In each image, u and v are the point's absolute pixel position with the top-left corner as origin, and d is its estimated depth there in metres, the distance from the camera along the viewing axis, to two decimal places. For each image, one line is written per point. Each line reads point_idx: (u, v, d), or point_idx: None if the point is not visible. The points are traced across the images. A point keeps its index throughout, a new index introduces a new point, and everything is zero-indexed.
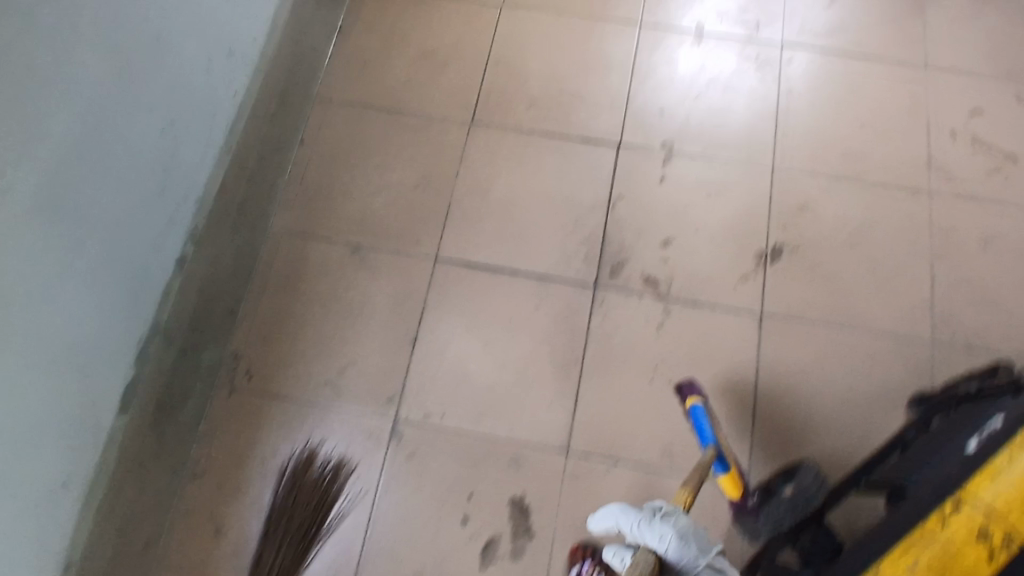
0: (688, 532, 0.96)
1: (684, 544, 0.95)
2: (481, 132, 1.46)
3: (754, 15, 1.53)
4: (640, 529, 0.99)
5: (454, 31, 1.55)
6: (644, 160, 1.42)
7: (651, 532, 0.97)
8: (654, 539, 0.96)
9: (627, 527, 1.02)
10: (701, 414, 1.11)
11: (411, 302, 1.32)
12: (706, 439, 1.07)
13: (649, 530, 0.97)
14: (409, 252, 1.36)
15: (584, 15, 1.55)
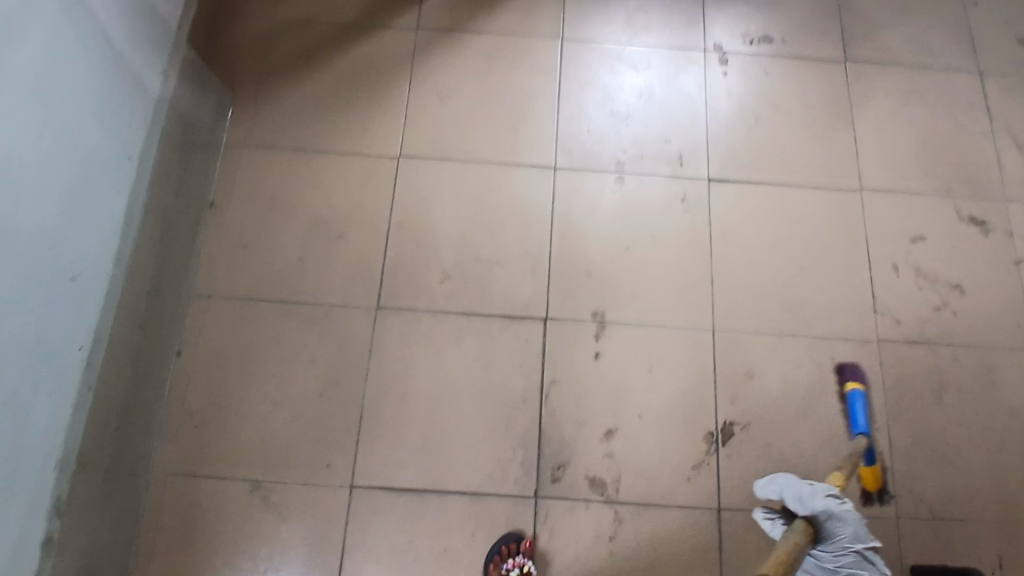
0: (859, 526, 0.96)
1: (862, 532, 0.96)
2: (389, 319, 1.26)
3: (676, 145, 1.42)
4: (809, 503, 0.95)
5: (348, 188, 1.35)
6: (576, 333, 1.28)
7: (843, 505, 0.95)
8: (858, 517, 0.96)
9: (803, 492, 0.96)
10: (858, 400, 1.15)
11: (329, 545, 1.14)
12: (859, 426, 1.13)
13: (849, 508, 0.95)
14: (320, 482, 1.17)
15: (492, 160, 1.39)
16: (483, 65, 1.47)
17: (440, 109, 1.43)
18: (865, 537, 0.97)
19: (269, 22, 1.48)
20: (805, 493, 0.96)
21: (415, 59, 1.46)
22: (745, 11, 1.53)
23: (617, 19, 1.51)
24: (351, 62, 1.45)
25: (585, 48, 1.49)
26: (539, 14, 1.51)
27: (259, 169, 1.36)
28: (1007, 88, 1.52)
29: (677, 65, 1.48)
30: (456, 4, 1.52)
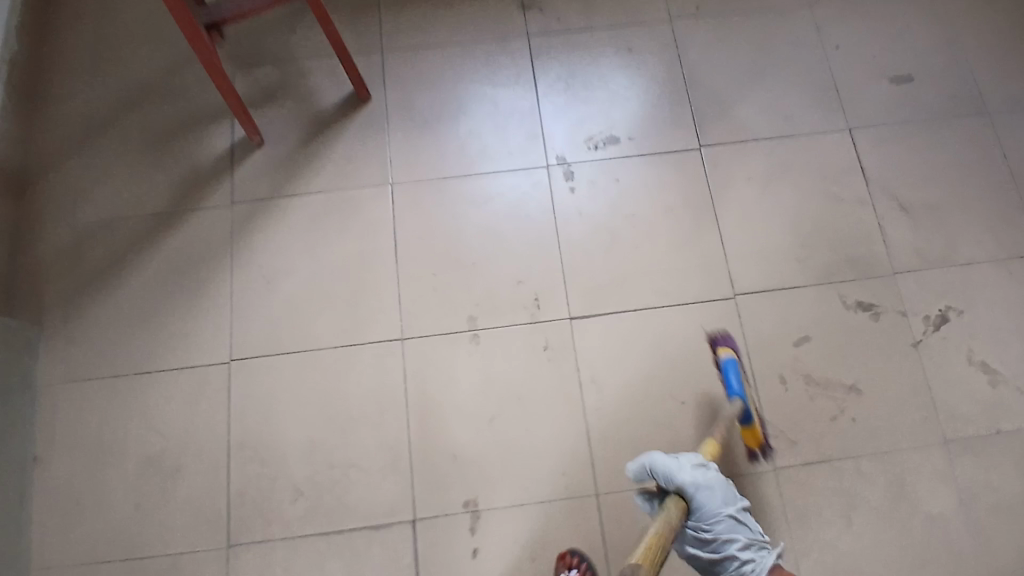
0: (725, 488, 1.01)
1: (727, 497, 1.01)
2: (242, 559, 1.15)
3: (531, 284, 1.30)
4: (679, 479, 0.99)
5: (179, 409, 1.23)
6: (448, 529, 1.16)
7: (698, 475, 1.00)
8: (716, 482, 1.01)
9: (667, 473, 1.00)
10: (732, 366, 1.17)
11: None
12: (733, 390, 1.14)
13: (704, 476, 1.00)
14: None
15: (334, 343, 1.27)
16: (310, 233, 1.34)
17: (269, 294, 1.30)
18: (730, 500, 1.01)
19: (70, 230, 1.35)
20: (668, 473, 1.00)
21: (234, 241, 1.33)
22: (583, 115, 1.42)
23: (448, 149, 1.40)
24: (165, 259, 1.32)
25: (417, 190, 1.37)
26: (363, 159, 1.39)
27: (80, 407, 1.24)
28: (879, 142, 1.41)
29: (519, 190, 1.37)
30: (272, 165, 1.38)
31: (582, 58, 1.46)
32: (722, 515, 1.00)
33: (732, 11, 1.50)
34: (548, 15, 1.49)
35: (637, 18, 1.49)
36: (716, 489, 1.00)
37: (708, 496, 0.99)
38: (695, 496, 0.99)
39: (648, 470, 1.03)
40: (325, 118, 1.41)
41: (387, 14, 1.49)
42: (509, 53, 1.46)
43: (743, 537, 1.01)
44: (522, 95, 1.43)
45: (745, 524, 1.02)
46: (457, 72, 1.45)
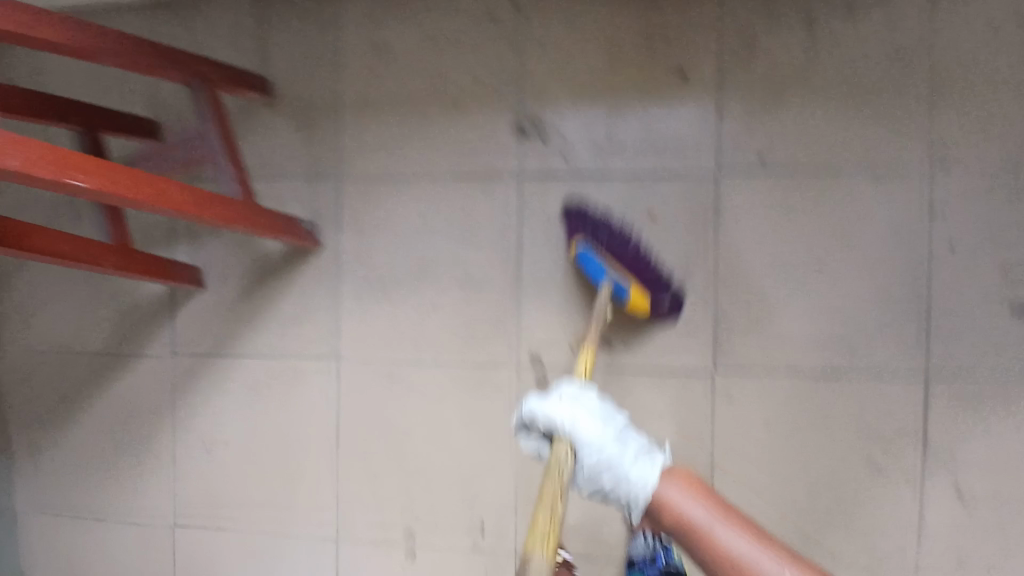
0: (605, 411, 0.85)
1: (608, 422, 0.83)
2: None
3: (478, 503, 1.16)
4: (548, 414, 0.85)
5: (127, 563, 1.27)
6: None
7: (569, 398, 0.85)
8: (596, 412, 0.84)
9: (538, 413, 0.86)
10: (588, 257, 1.06)
11: None
12: (596, 274, 1.05)
13: (580, 407, 0.84)
14: None
15: (270, 527, 1.21)
16: (251, 402, 1.22)
17: (209, 463, 1.23)
18: (611, 419, 0.84)
19: (20, 355, 1.30)
20: (538, 412, 0.86)
21: (176, 399, 1.25)
22: (574, 300, 1.13)
23: (406, 320, 1.18)
24: (109, 405, 1.28)
25: (367, 370, 1.19)
26: (310, 320, 1.21)
27: (48, 541, 1.31)
28: (962, 398, 1.05)
29: (482, 388, 1.16)
30: (211, 312, 1.23)
31: (585, 217, 1.13)
32: (601, 427, 0.82)
33: (810, 167, 1.07)
34: (551, 147, 1.14)
35: (669, 165, 1.10)
36: (592, 408, 0.84)
37: (587, 422, 0.82)
38: (576, 425, 0.82)
39: (526, 419, 0.89)
40: (270, 262, 1.21)
41: (349, 126, 1.18)
42: (492, 200, 1.15)
43: (632, 450, 0.80)
44: (502, 264, 1.15)
45: (631, 446, 0.81)
46: (426, 220, 1.17)
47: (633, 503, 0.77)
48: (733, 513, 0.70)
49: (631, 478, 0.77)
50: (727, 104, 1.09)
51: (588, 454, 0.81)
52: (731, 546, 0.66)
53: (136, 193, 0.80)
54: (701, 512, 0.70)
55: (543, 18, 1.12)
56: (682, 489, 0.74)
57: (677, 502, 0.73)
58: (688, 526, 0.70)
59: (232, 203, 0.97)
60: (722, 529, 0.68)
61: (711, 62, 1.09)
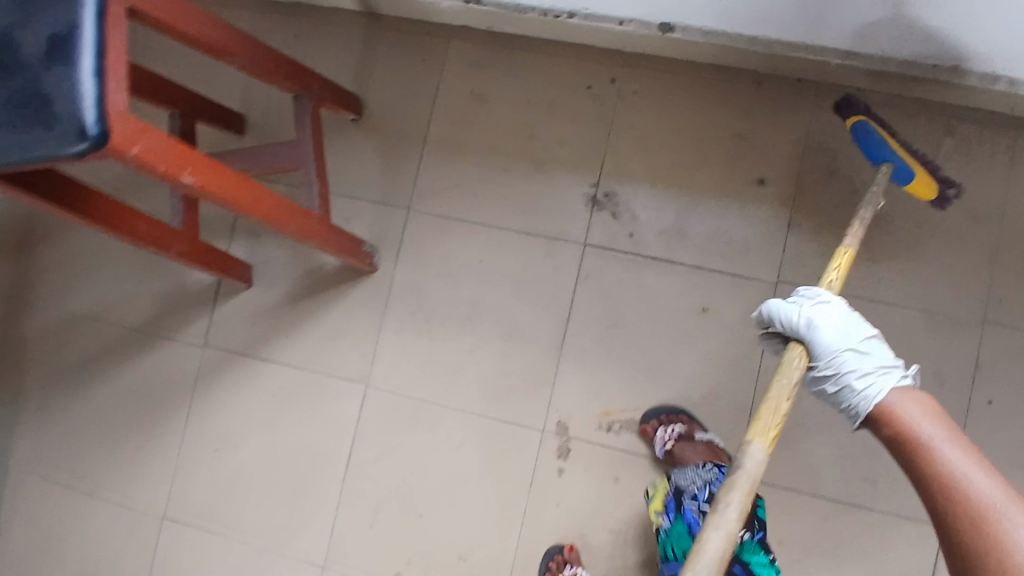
0: (853, 321, 0.71)
1: (846, 333, 0.71)
2: None
3: (475, 562, 1.13)
4: (786, 315, 0.73)
5: (101, 551, 1.22)
6: None
7: (814, 303, 0.73)
8: (849, 318, 0.72)
9: (780, 312, 0.74)
10: (866, 132, 0.95)
11: None
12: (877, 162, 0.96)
13: (836, 314, 0.72)
14: None
15: (259, 542, 1.19)
16: (271, 411, 1.22)
17: (214, 462, 1.22)
18: (856, 331, 0.71)
19: (49, 317, 1.30)
20: (781, 314, 0.74)
21: (196, 391, 1.24)
22: (613, 376, 1.13)
23: (442, 362, 1.18)
24: (124, 384, 1.26)
25: (392, 405, 1.19)
26: (347, 340, 1.20)
27: (23, 506, 1.26)
28: None
29: (503, 446, 1.15)
30: (252, 313, 1.23)
31: (640, 299, 1.14)
32: (846, 337, 0.70)
33: (865, 298, 1.09)
34: (620, 224, 1.15)
35: (732, 266, 1.12)
36: (843, 318, 0.71)
37: (829, 326, 0.71)
38: (816, 324, 0.71)
39: (765, 318, 0.77)
40: (321, 276, 1.22)
41: (428, 163, 1.21)
42: (553, 263, 1.16)
43: (880, 362, 0.69)
44: (549, 327, 1.16)
45: (875, 361, 0.69)
46: (484, 269, 1.18)
47: (851, 411, 0.67)
48: (969, 446, 0.56)
49: (857, 389, 0.67)
50: (799, 221, 1.11)
51: (823, 359, 0.71)
52: (962, 476, 0.54)
53: (231, 195, 0.82)
54: (936, 433, 0.58)
55: (635, 102, 1.16)
56: (929, 410, 0.61)
57: (915, 423, 0.60)
58: (912, 442, 0.58)
59: (308, 218, 0.99)
60: (953, 454, 0.56)
61: (789, 178, 1.12)
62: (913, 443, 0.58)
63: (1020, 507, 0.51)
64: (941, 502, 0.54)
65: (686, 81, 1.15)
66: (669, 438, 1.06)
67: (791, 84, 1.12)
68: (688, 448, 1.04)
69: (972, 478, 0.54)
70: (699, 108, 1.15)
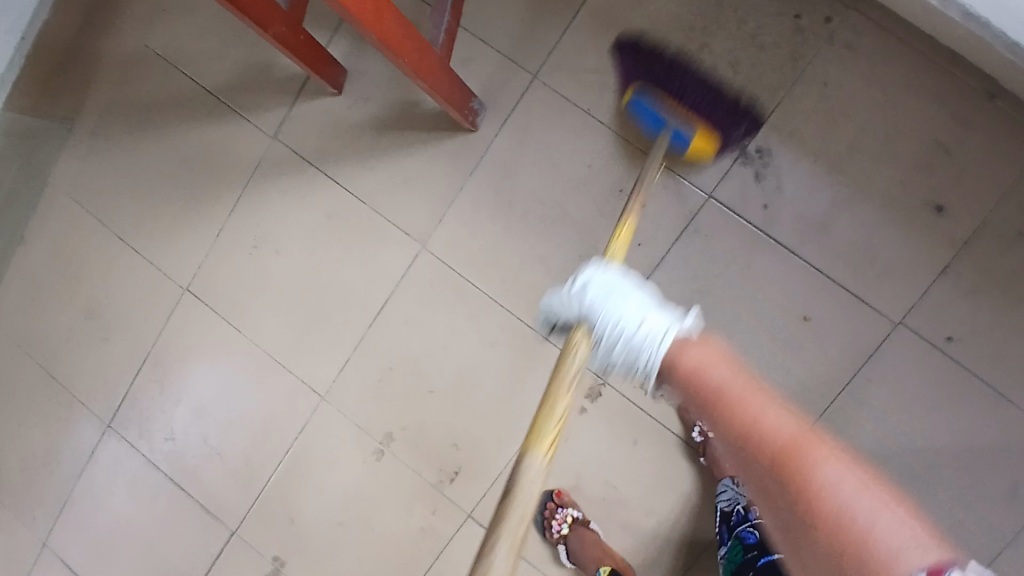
0: (619, 282, 0.71)
1: (626, 292, 0.71)
2: (110, 442, 1.26)
3: (464, 456, 1.11)
4: (562, 305, 0.73)
5: (126, 293, 1.24)
6: (247, 563, 1.21)
7: (589, 278, 0.71)
8: (616, 285, 0.72)
9: (556, 304, 0.72)
10: (640, 107, 0.91)
11: None
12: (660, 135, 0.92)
13: (610, 290, 0.71)
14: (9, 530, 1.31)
15: (269, 352, 1.17)
16: (319, 233, 1.14)
17: (248, 259, 1.17)
18: (627, 286, 0.71)
19: (137, 45, 1.22)
20: (554, 303, 0.73)
21: (252, 180, 1.16)
22: None
23: (506, 256, 1.07)
24: (185, 145, 1.19)
25: (440, 278, 1.10)
26: (418, 191, 1.10)
27: (71, 219, 1.27)
28: None
29: (534, 363, 1.08)
30: (333, 123, 1.12)
31: (742, 277, 1.00)
32: (629, 305, 0.69)
33: (983, 381, 0.95)
34: (759, 189, 0.99)
35: (858, 285, 0.97)
36: (614, 287, 0.71)
37: (600, 288, 0.71)
38: (603, 301, 0.70)
39: (546, 317, 0.76)
40: (416, 114, 1.09)
41: (579, 33, 1.03)
42: (667, 200, 1.02)
43: (662, 320, 0.70)
44: (631, 266, 1.04)
45: (647, 319, 0.69)
46: (589, 179, 1.04)
47: (645, 371, 0.69)
48: (772, 410, 0.64)
49: (645, 348, 0.69)
50: (955, 267, 0.94)
51: (600, 328, 0.70)
52: (768, 428, 0.63)
53: (354, 6, 0.68)
54: (721, 374, 0.66)
55: (844, 55, 0.95)
56: (712, 353, 0.68)
57: (697, 368, 0.67)
58: (701, 388, 0.66)
59: (425, 52, 0.84)
60: (753, 399, 0.65)
61: (972, 215, 0.94)
62: (698, 386, 0.67)
63: (822, 452, 0.60)
64: (754, 450, 0.63)
65: (907, 56, 0.94)
66: (710, 430, 1.01)
67: None
68: (722, 445, 1.00)
69: (776, 428, 0.62)
70: (913, 95, 0.94)
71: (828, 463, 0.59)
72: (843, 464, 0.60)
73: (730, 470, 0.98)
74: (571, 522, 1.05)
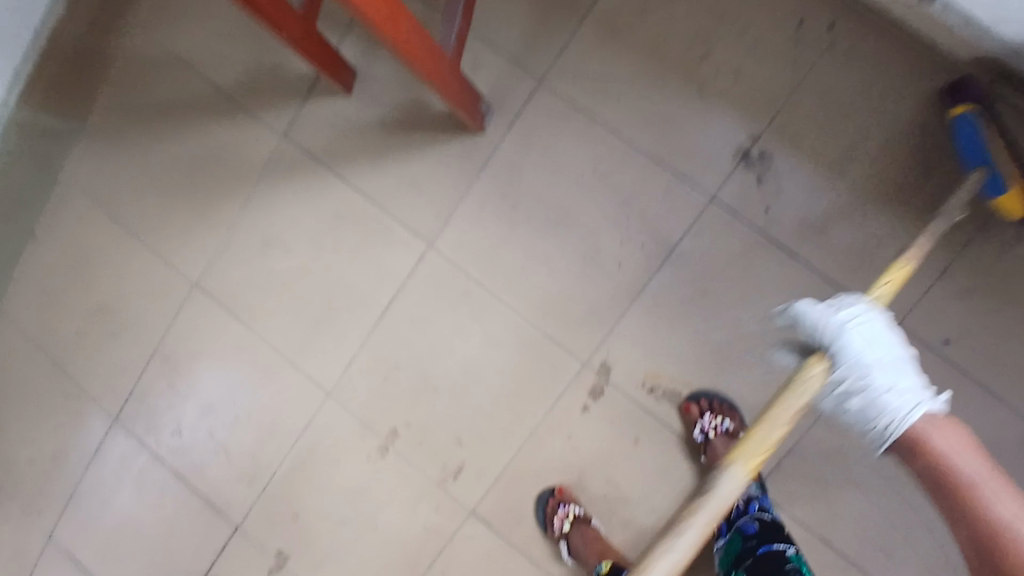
0: (880, 333, 0.66)
1: (885, 348, 0.66)
2: (118, 436, 1.28)
3: (468, 453, 1.12)
4: (813, 326, 0.68)
5: (137, 289, 1.25)
6: (252, 559, 1.22)
7: (856, 317, 0.66)
8: (872, 326, 0.66)
9: (808, 316, 0.68)
10: None
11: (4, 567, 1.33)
12: None
13: (869, 328, 0.66)
14: (16, 523, 1.32)
15: (277, 349, 1.19)
16: (327, 232, 1.16)
17: (257, 256, 1.19)
18: (885, 340, 0.66)
19: (150, 45, 1.24)
20: (810, 311, 0.68)
21: (262, 180, 1.18)
22: (679, 344, 1.05)
23: (512, 256, 1.09)
24: (197, 143, 1.21)
25: (446, 278, 1.12)
26: (426, 191, 1.11)
27: (82, 216, 1.28)
28: None
29: (539, 362, 1.09)
30: (343, 124, 1.14)
31: (743, 278, 1.02)
32: (877, 346, 0.66)
33: (979, 381, 0.97)
34: (761, 192, 1.01)
35: (856, 288, 0.99)
36: (870, 327, 0.66)
37: (863, 334, 0.66)
38: (863, 350, 0.65)
39: (789, 317, 0.70)
40: (425, 116, 1.11)
41: (585, 38, 1.05)
42: (670, 203, 1.04)
43: (912, 393, 0.64)
44: (635, 267, 1.05)
45: (902, 380, 0.65)
46: (595, 180, 1.06)
47: (879, 437, 0.64)
48: (966, 456, 0.59)
49: (890, 412, 0.64)
50: (952, 271, 0.97)
51: (848, 370, 0.66)
52: (956, 463, 0.59)
53: (373, 13, 0.70)
54: (968, 462, 0.59)
55: (844, 62, 0.98)
56: (962, 439, 0.61)
57: (948, 453, 0.60)
58: (949, 479, 0.59)
59: (435, 59, 0.86)
60: (970, 458, 0.59)
61: (967, 220, 0.96)
62: (945, 471, 0.59)
63: (975, 457, 0.60)
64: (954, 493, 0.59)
65: (905, 64, 0.96)
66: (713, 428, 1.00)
67: None
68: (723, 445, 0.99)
69: (963, 464, 0.59)
70: (912, 102, 0.96)
71: (963, 454, 0.59)
72: (1018, 498, 0.56)
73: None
74: (573, 519, 1.05)
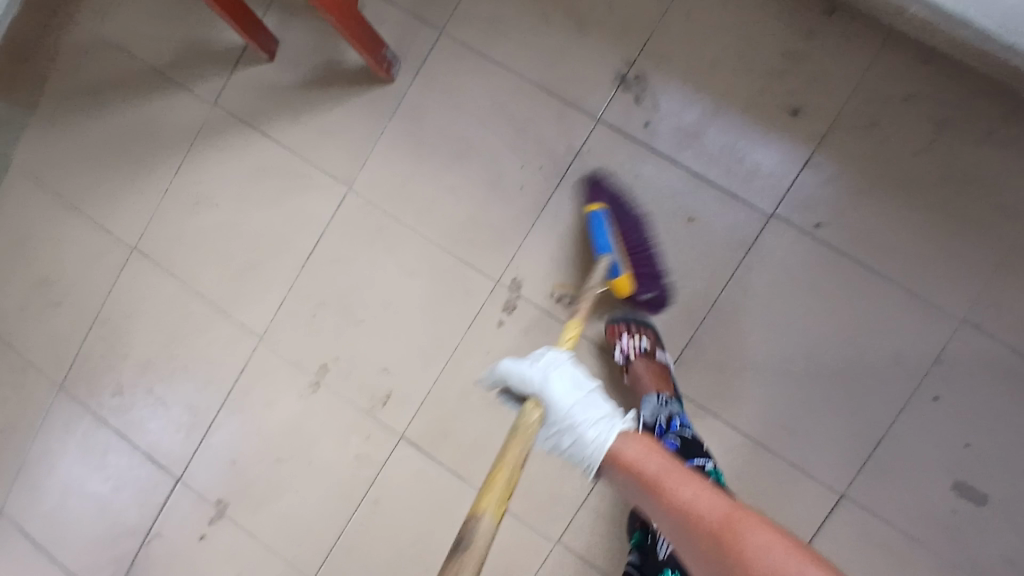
0: (579, 376, 0.82)
1: (576, 386, 0.81)
2: (63, 403, 1.32)
3: (392, 381, 1.18)
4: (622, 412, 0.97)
5: (78, 258, 1.32)
6: (193, 510, 1.26)
7: (562, 366, 0.82)
8: (570, 377, 0.82)
9: (518, 370, 0.82)
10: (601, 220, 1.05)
11: None
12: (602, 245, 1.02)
13: (566, 377, 0.81)
14: None
15: (210, 300, 1.25)
16: (253, 185, 1.24)
17: (190, 215, 1.27)
18: (582, 384, 0.81)
19: (89, 34, 1.35)
20: (516, 370, 0.83)
21: (193, 145, 1.27)
22: (581, 253, 1.13)
23: (422, 189, 1.18)
24: (133, 117, 1.31)
25: (364, 216, 1.20)
26: (344, 137, 1.21)
27: (27, 197, 1.36)
28: (866, 539, 1.05)
29: (452, 284, 1.16)
30: (266, 86, 1.24)
31: (632, 185, 1.11)
32: (583, 406, 0.80)
33: (852, 259, 1.05)
34: (640, 108, 1.12)
35: (732, 185, 1.09)
36: (570, 374, 0.82)
37: (561, 382, 0.81)
38: (548, 386, 0.80)
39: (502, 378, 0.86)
40: (338, 71, 1.21)
41: None
42: (562, 126, 1.14)
43: (604, 416, 0.81)
44: (535, 187, 1.14)
45: (595, 410, 0.80)
46: (493, 112, 1.16)
47: (587, 463, 0.80)
48: (711, 499, 0.72)
49: (588, 444, 0.79)
50: (816, 161, 1.07)
51: (555, 415, 0.80)
52: (699, 504, 0.72)
53: None
54: (684, 496, 0.73)
55: None
56: (636, 449, 0.78)
57: (636, 460, 0.77)
58: (700, 524, 0.70)
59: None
60: (681, 486, 0.74)
61: (821, 114, 1.07)
62: (696, 520, 0.70)
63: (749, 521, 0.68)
64: (704, 528, 0.70)
65: None
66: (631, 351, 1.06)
67: (864, 22, 1.06)
68: (645, 366, 1.05)
69: (707, 504, 0.71)
70: (762, 16, 1.08)
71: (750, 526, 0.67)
72: (693, 482, 0.74)
73: (653, 387, 1.04)
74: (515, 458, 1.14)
